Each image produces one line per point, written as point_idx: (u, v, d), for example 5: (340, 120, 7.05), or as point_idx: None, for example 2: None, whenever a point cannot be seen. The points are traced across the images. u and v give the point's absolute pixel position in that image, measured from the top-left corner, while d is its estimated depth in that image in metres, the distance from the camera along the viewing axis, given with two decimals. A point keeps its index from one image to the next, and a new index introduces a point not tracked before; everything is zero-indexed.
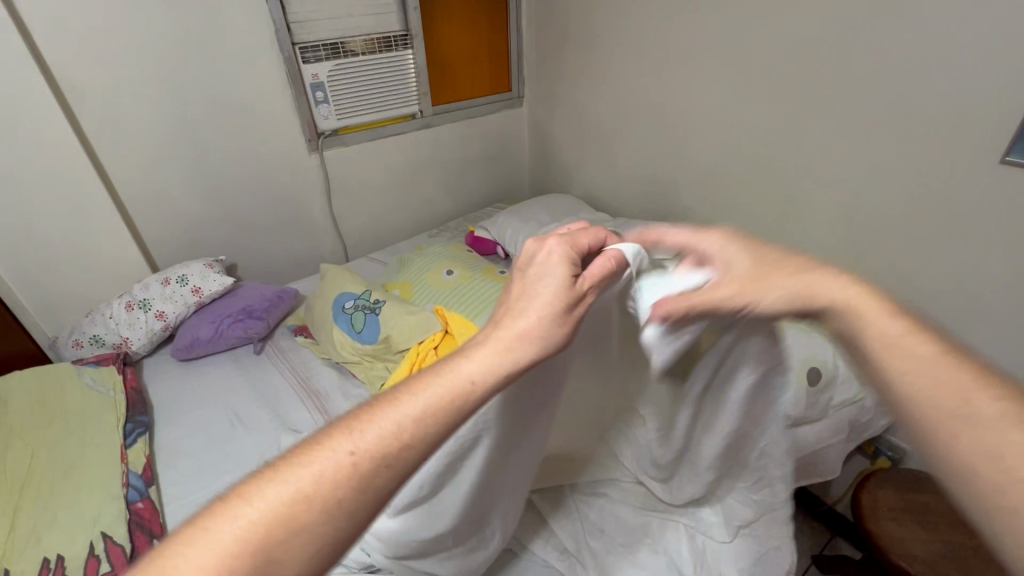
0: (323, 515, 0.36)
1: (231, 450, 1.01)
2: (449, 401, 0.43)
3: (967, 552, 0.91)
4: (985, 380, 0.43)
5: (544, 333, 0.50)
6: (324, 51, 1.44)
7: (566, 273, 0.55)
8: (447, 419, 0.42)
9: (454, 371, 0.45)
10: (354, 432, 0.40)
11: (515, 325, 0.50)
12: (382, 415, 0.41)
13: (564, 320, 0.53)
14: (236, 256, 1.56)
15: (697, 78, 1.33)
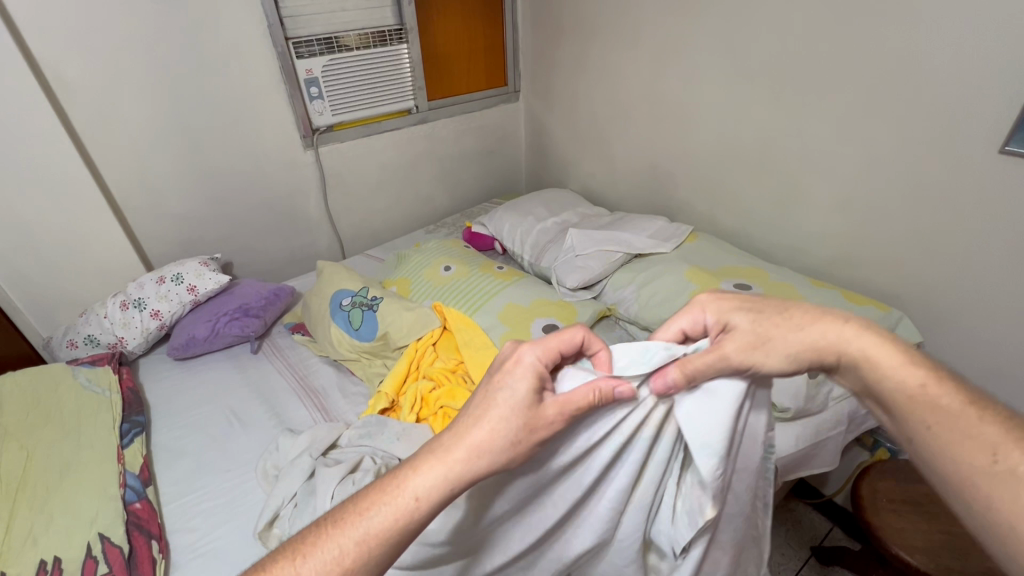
0: None
1: (230, 449, 1.00)
2: (390, 528, 0.47)
3: (967, 543, 0.91)
4: (1006, 427, 0.45)
5: (494, 455, 0.51)
6: (318, 46, 1.42)
7: (525, 392, 0.54)
8: (387, 545, 0.47)
9: (399, 491, 0.49)
10: (298, 558, 0.46)
11: (463, 446, 0.51)
12: (327, 542, 0.47)
13: (518, 440, 0.52)
14: (231, 254, 1.55)
15: (694, 71, 1.32)
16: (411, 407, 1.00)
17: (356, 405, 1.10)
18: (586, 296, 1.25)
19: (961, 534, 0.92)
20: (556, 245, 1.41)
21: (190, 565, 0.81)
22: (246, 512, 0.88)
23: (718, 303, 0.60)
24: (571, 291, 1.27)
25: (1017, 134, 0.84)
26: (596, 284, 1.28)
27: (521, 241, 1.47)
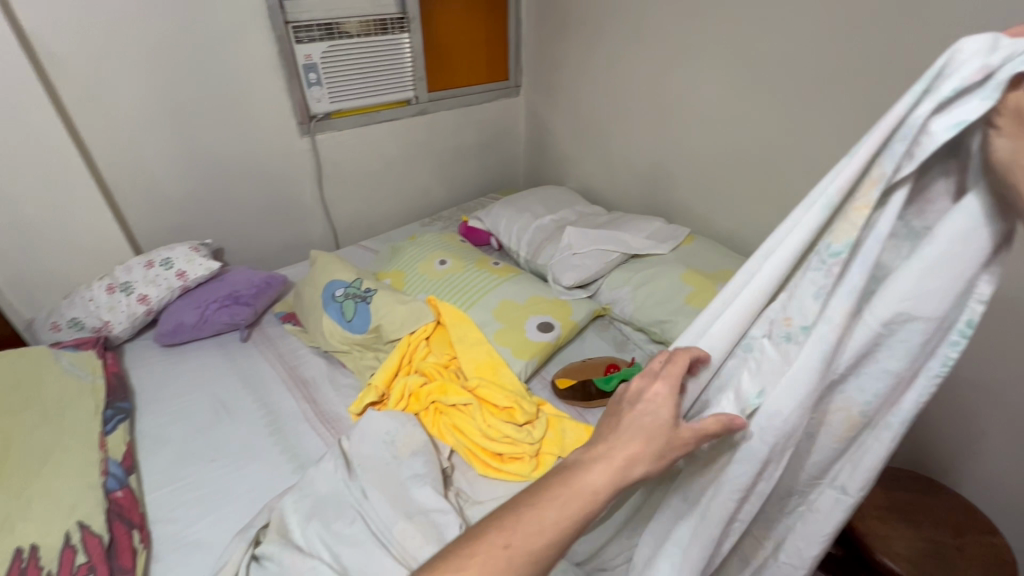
0: (538, 544, 0.43)
1: (218, 439, 0.98)
2: (513, 556, 0.42)
3: (950, 552, 0.92)
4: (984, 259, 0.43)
5: (603, 473, 0.47)
6: (318, 32, 1.40)
7: (668, 415, 0.50)
8: (571, 522, 0.44)
9: (539, 526, 0.44)
10: (507, 529, 0.44)
11: (591, 465, 0.48)
12: (519, 523, 0.44)
13: (654, 460, 0.49)
14: (222, 241, 1.52)
15: (698, 72, 1.31)
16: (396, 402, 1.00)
17: (346, 397, 1.08)
18: (582, 296, 1.24)
19: (943, 543, 0.93)
20: (552, 243, 1.39)
21: (173, 557, 0.79)
22: (233, 504, 0.87)
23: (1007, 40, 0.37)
24: (566, 290, 1.26)
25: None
26: (592, 283, 1.27)
27: (517, 237, 1.46)
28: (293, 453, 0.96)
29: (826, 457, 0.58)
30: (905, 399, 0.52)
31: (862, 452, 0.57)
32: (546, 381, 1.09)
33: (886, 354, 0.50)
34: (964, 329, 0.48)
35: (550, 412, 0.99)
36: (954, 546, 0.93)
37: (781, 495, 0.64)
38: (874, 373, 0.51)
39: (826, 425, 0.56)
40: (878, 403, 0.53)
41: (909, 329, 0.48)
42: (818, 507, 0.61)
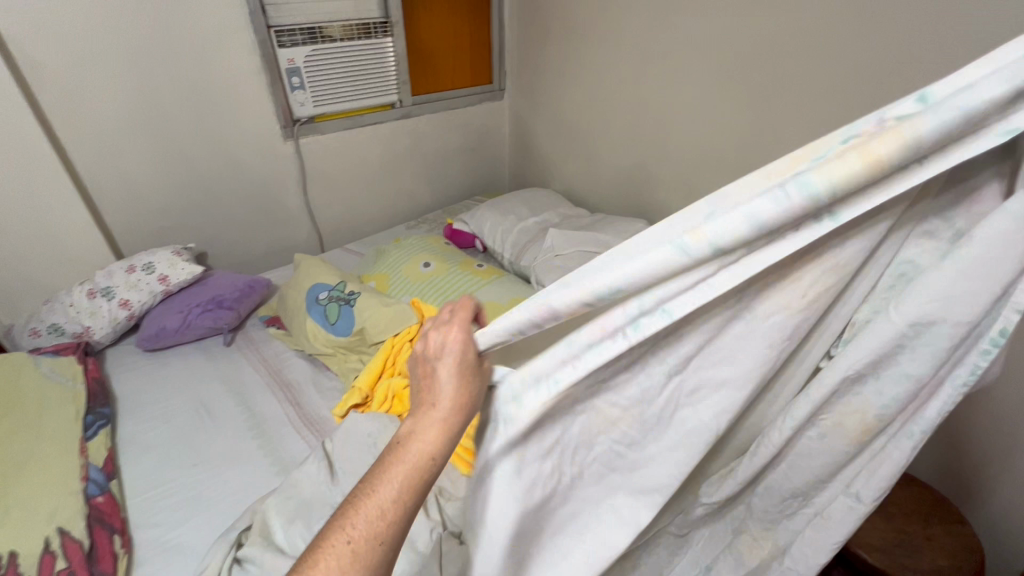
0: (386, 529, 0.43)
1: (200, 443, 0.98)
2: (374, 539, 0.42)
3: (920, 541, 0.95)
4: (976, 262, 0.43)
5: (450, 419, 0.49)
6: (301, 36, 1.40)
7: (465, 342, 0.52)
8: (414, 489, 0.45)
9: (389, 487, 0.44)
10: (350, 522, 0.42)
11: (430, 420, 0.48)
12: (359, 514, 0.43)
13: (474, 394, 0.51)
14: (205, 245, 1.52)
15: (677, 76, 1.34)
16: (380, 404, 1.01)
17: (330, 400, 1.09)
18: None
19: (913, 533, 0.96)
20: (535, 245, 1.41)
21: (155, 561, 0.79)
22: (215, 508, 0.87)
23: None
24: None
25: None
26: None
27: (501, 239, 1.47)
28: (275, 456, 0.96)
29: (833, 461, 0.58)
30: (929, 407, 0.52)
31: (877, 460, 0.57)
32: None
33: (909, 362, 0.49)
34: (996, 340, 0.46)
35: None
36: (924, 535, 0.96)
37: (784, 496, 0.65)
38: (896, 379, 0.50)
39: (839, 427, 0.56)
40: (897, 406, 0.52)
41: (934, 332, 0.47)
42: (828, 511, 0.63)
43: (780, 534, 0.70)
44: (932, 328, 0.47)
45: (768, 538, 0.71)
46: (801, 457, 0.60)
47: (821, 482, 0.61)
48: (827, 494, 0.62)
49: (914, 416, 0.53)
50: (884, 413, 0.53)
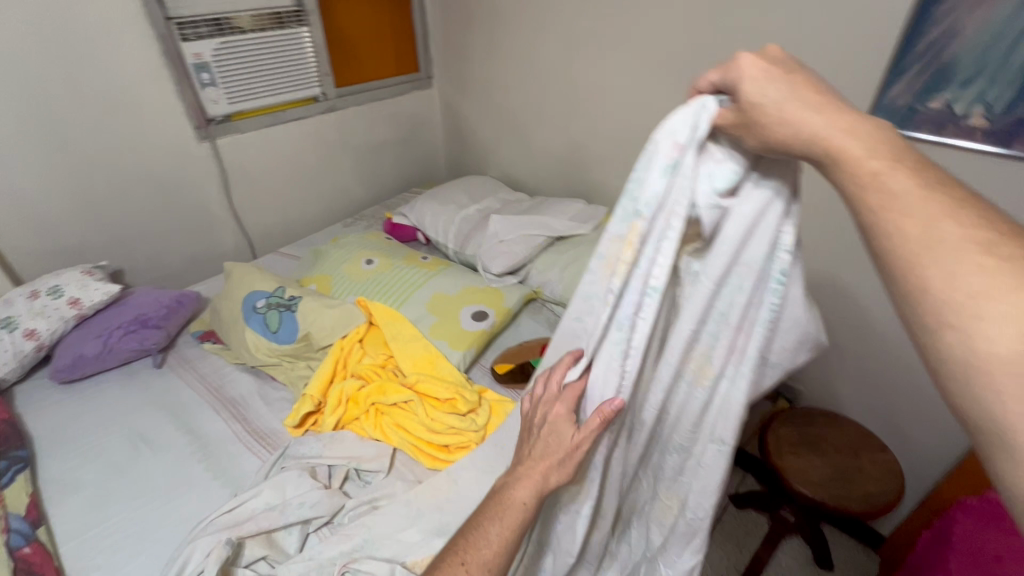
0: None
1: (139, 474, 0.91)
2: None
3: (852, 472, 1.05)
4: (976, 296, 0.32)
5: None
6: (206, 28, 1.30)
7: None
8: None
9: None
10: None
11: None
12: None
13: None
14: (120, 261, 1.39)
15: (601, 55, 1.37)
16: (334, 408, 0.98)
17: (281, 411, 1.04)
18: (513, 281, 1.26)
19: (845, 464, 1.06)
20: (478, 233, 1.40)
21: None
22: (163, 539, 0.81)
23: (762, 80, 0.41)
24: (497, 277, 1.28)
25: None
26: (521, 267, 1.30)
27: (443, 230, 1.45)
28: (226, 475, 0.91)
29: (698, 408, 0.59)
30: (749, 344, 0.54)
31: (726, 402, 0.57)
32: (486, 367, 1.11)
33: (730, 306, 0.53)
34: (779, 276, 0.50)
35: (492, 398, 1.01)
36: (855, 466, 1.06)
37: (669, 453, 0.65)
38: (721, 327, 0.54)
39: (692, 373, 0.58)
40: (722, 347, 0.55)
41: (736, 277, 0.51)
42: (703, 460, 0.61)
43: (681, 489, 0.66)
44: (733, 276, 0.51)
45: (674, 497, 0.67)
46: (677, 413, 0.62)
47: (692, 437, 0.62)
48: (698, 442, 0.62)
49: (739, 359, 0.55)
50: (718, 359, 0.56)
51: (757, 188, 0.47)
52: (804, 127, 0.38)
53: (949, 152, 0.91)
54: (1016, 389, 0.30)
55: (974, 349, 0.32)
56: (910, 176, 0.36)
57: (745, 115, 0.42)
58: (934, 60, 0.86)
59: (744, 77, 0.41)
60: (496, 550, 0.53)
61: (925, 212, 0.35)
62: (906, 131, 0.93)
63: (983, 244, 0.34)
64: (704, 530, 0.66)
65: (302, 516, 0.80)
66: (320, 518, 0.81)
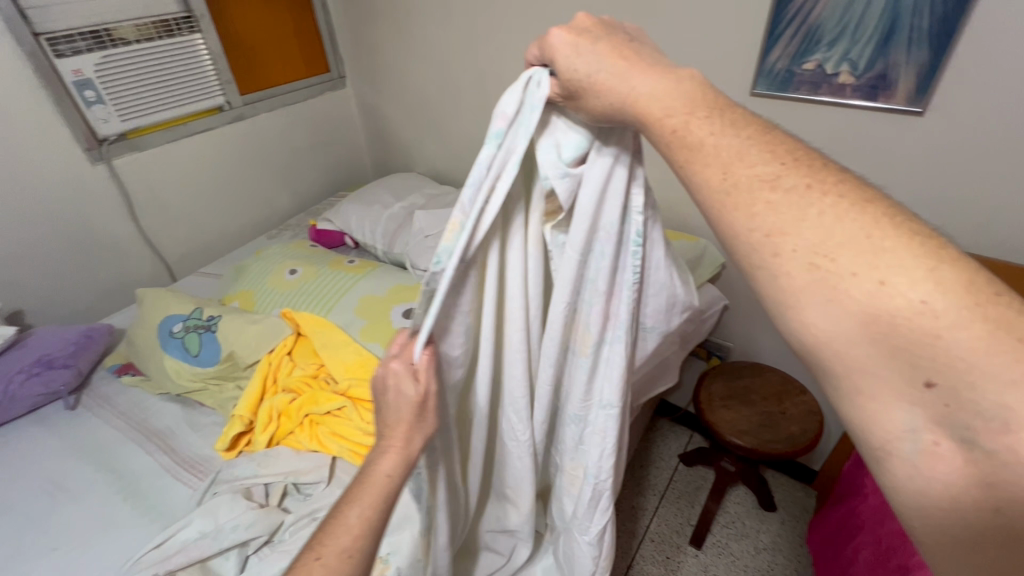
0: None
1: (58, 523, 0.86)
2: None
3: (778, 417, 1.12)
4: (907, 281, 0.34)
5: None
6: (83, 42, 1.21)
7: None
8: None
9: None
10: None
11: None
12: None
13: None
14: (18, 302, 1.28)
15: (507, 41, 1.38)
16: (266, 426, 0.96)
17: (211, 436, 1.00)
18: None
19: (771, 411, 1.13)
20: (405, 231, 1.39)
21: None
22: None
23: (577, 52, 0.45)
24: (427, 273, 1.27)
25: (918, 89, 0.87)
26: None
27: (369, 231, 1.43)
28: (155, 511, 0.87)
29: (587, 374, 0.62)
30: (621, 306, 0.58)
31: (609, 364, 0.61)
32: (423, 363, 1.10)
33: (596, 271, 0.56)
34: (636, 239, 0.54)
35: None
36: (780, 411, 1.13)
37: (569, 423, 0.68)
38: (593, 294, 0.57)
39: (575, 339, 0.61)
40: (597, 312, 0.58)
41: (598, 242, 0.54)
42: (598, 424, 0.64)
43: (584, 457, 0.68)
44: (597, 242, 0.55)
45: (579, 465, 0.69)
46: (570, 381, 0.65)
47: (587, 403, 0.65)
48: (591, 408, 0.65)
49: (614, 319, 0.59)
50: (596, 327, 0.59)
51: (600, 155, 0.50)
52: (619, 96, 0.43)
53: (829, 109, 0.97)
54: (813, 310, 0.37)
55: (923, 331, 0.33)
56: (704, 125, 0.41)
57: (569, 88, 0.46)
58: (804, 23, 0.91)
59: (557, 52, 0.45)
60: (362, 527, 0.50)
61: (718, 161, 0.40)
62: (788, 92, 0.99)
63: (769, 181, 0.39)
64: (609, 491, 0.68)
65: (237, 540, 0.77)
66: (258, 538, 0.79)
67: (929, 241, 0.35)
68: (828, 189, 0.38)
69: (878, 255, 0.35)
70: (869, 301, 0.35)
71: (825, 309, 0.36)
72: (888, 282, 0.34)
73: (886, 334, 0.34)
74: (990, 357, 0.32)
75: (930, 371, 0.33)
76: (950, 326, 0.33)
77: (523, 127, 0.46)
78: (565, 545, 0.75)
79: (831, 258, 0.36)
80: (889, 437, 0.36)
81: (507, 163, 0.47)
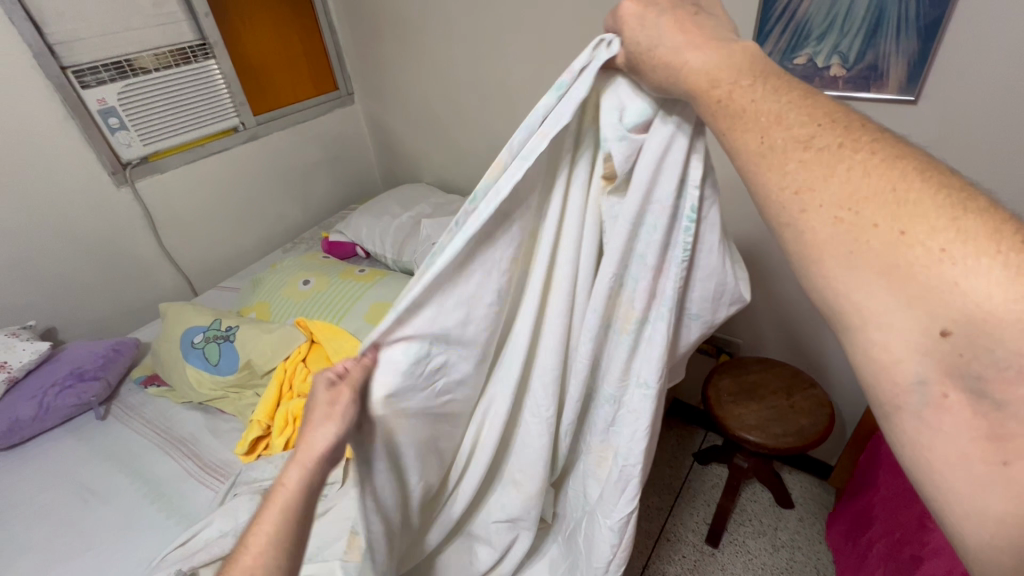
0: None
1: (90, 526, 0.91)
2: None
3: (786, 410, 1.12)
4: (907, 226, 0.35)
5: None
6: (107, 72, 1.28)
7: None
8: None
9: None
10: None
11: None
12: None
13: None
14: (51, 320, 1.36)
15: (506, 51, 1.41)
16: (283, 430, 1.00)
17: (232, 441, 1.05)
18: None
19: (780, 405, 1.13)
20: (414, 239, 1.42)
21: None
22: None
23: (643, 22, 0.47)
24: None
25: (909, 76, 0.88)
26: None
27: (380, 240, 1.47)
28: (180, 513, 0.91)
29: (626, 354, 0.64)
30: (666, 284, 0.59)
31: (650, 345, 0.62)
32: None
33: (643, 247, 0.57)
34: (690, 214, 0.55)
35: None
36: (789, 405, 1.13)
37: (604, 404, 0.69)
38: (641, 269, 0.58)
39: (616, 316, 0.63)
40: (643, 288, 0.59)
41: (648, 216, 0.56)
42: (632, 406, 0.67)
43: (616, 440, 0.71)
44: (649, 216, 0.56)
45: (608, 448, 0.72)
46: (610, 361, 0.66)
47: (626, 383, 0.66)
48: (627, 387, 0.67)
49: (656, 296, 0.60)
50: (640, 303, 0.60)
51: (663, 123, 0.51)
52: (670, 69, 0.45)
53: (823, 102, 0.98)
54: (834, 263, 0.37)
55: (945, 279, 0.33)
56: (747, 91, 0.42)
57: (632, 60, 0.48)
58: (792, 19, 0.93)
59: (627, 23, 0.48)
60: (275, 521, 0.50)
61: (760, 123, 0.41)
62: None
63: (804, 141, 0.39)
64: (637, 479, 0.69)
65: None
66: None
67: (961, 193, 0.35)
68: (862, 146, 0.38)
69: (901, 207, 0.35)
70: (893, 253, 0.35)
71: (850, 262, 0.37)
72: (909, 232, 0.34)
73: (906, 283, 0.34)
74: (1010, 304, 0.31)
75: (948, 319, 0.33)
76: (966, 272, 0.32)
77: (585, 78, 0.49)
78: (586, 530, 0.77)
79: (854, 211, 0.37)
80: (895, 402, 0.36)
81: (563, 112, 0.49)
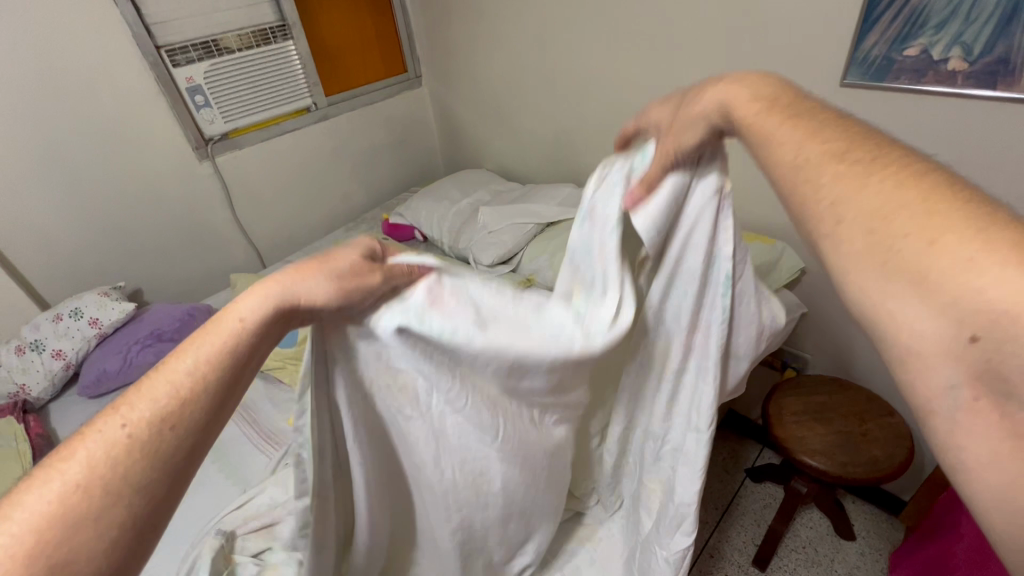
0: None
1: None
2: None
3: (858, 438, 1.03)
4: (981, 234, 0.28)
5: None
6: (195, 51, 1.35)
7: None
8: None
9: None
10: None
11: None
12: None
13: None
14: (138, 282, 1.48)
15: (578, 36, 1.36)
16: None
17: (287, 412, 1.09)
18: (505, 271, 1.27)
19: (851, 432, 1.04)
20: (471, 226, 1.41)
21: None
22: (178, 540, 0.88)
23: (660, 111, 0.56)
24: (490, 268, 1.29)
25: None
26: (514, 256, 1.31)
27: (438, 226, 1.48)
28: (237, 477, 0.97)
29: (668, 399, 0.65)
30: (709, 340, 0.60)
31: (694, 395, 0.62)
32: None
33: (680, 299, 0.59)
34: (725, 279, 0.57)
35: None
36: (863, 433, 1.03)
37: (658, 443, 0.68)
38: (675, 327, 0.61)
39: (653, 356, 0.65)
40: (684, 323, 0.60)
41: (681, 279, 0.59)
42: (683, 447, 0.65)
43: (664, 473, 0.69)
44: (680, 281, 0.59)
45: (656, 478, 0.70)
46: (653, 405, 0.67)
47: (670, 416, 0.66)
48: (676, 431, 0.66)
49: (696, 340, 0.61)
50: (676, 355, 0.62)
51: (702, 182, 0.54)
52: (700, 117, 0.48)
53: (938, 100, 0.86)
54: (866, 283, 0.32)
55: (975, 297, 0.27)
56: (781, 117, 0.40)
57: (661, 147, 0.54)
58: (906, 4, 0.82)
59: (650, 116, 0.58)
60: (151, 415, 0.36)
61: (795, 143, 0.39)
62: (884, 82, 0.90)
63: (837, 155, 0.36)
64: (691, 515, 0.65)
65: None
66: None
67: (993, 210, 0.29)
68: (897, 162, 0.34)
69: (934, 216, 0.30)
70: (924, 264, 0.29)
71: (886, 290, 0.31)
72: (940, 241, 0.29)
73: (934, 293, 0.29)
74: None
75: (975, 322, 0.27)
76: (998, 279, 0.26)
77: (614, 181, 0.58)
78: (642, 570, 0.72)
79: (889, 219, 0.32)
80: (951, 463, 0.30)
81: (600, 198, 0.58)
